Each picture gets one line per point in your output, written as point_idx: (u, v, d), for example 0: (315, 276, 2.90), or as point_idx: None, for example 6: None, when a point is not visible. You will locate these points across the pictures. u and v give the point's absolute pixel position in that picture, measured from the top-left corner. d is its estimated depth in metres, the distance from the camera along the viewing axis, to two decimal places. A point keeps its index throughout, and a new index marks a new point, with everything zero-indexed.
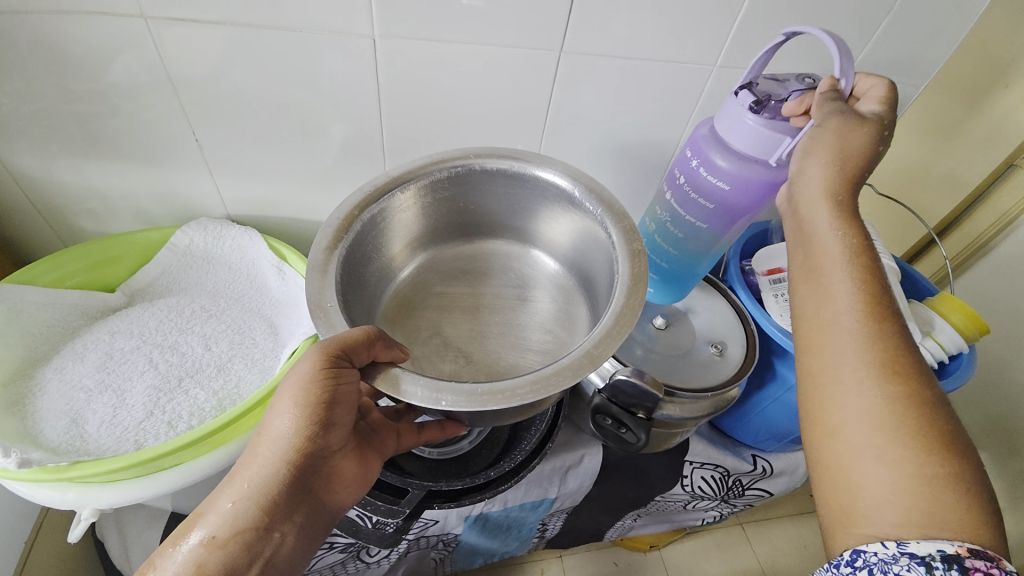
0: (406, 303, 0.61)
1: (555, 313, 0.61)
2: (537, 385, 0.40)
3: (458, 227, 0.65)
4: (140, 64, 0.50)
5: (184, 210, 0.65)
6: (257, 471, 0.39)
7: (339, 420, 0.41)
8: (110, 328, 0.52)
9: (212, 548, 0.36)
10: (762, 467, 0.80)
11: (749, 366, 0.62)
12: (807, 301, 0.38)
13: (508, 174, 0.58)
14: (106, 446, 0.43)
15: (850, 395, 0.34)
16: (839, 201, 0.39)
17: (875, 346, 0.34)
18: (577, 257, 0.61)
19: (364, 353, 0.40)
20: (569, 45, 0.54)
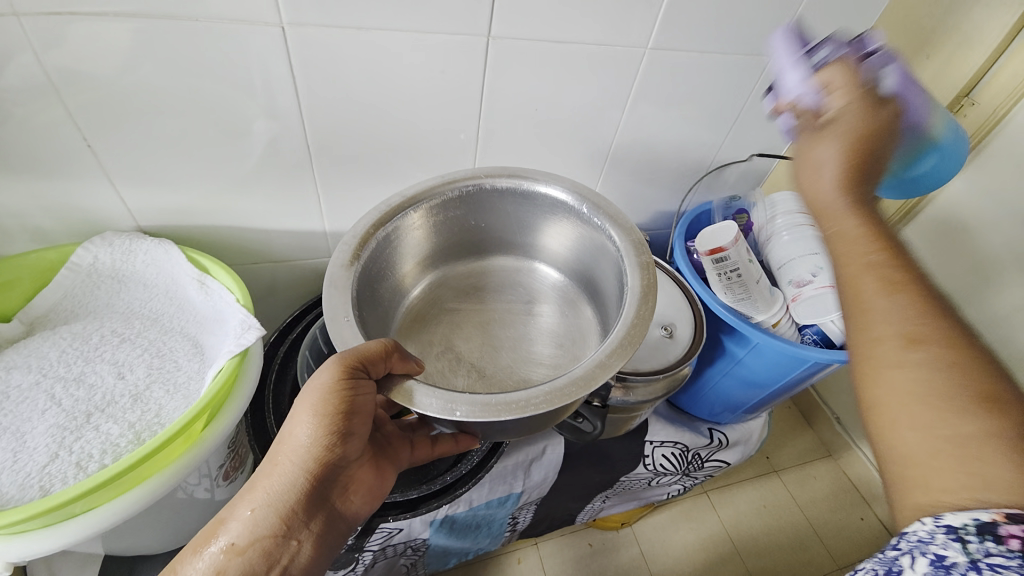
0: (419, 318, 0.61)
1: (562, 325, 0.62)
2: (551, 395, 0.40)
3: (468, 245, 0.65)
4: (18, 67, 0.44)
5: (84, 226, 0.58)
6: (276, 480, 0.38)
7: (357, 430, 0.40)
8: (3, 364, 0.46)
9: (232, 555, 0.35)
10: (719, 439, 0.83)
11: (698, 345, 0.63)
12: (847, 280, 0.39)
13: (517, 193, 0.58)
14: (6, 497, 0.38)
15: (893, 375, 0.34)
16: (851, 192, 0.40)
17: (899, 322, 0.35)
18: (582, 270, 0.62)
19: (381, 365, 0.40)
20: (495, 29, 0.52)
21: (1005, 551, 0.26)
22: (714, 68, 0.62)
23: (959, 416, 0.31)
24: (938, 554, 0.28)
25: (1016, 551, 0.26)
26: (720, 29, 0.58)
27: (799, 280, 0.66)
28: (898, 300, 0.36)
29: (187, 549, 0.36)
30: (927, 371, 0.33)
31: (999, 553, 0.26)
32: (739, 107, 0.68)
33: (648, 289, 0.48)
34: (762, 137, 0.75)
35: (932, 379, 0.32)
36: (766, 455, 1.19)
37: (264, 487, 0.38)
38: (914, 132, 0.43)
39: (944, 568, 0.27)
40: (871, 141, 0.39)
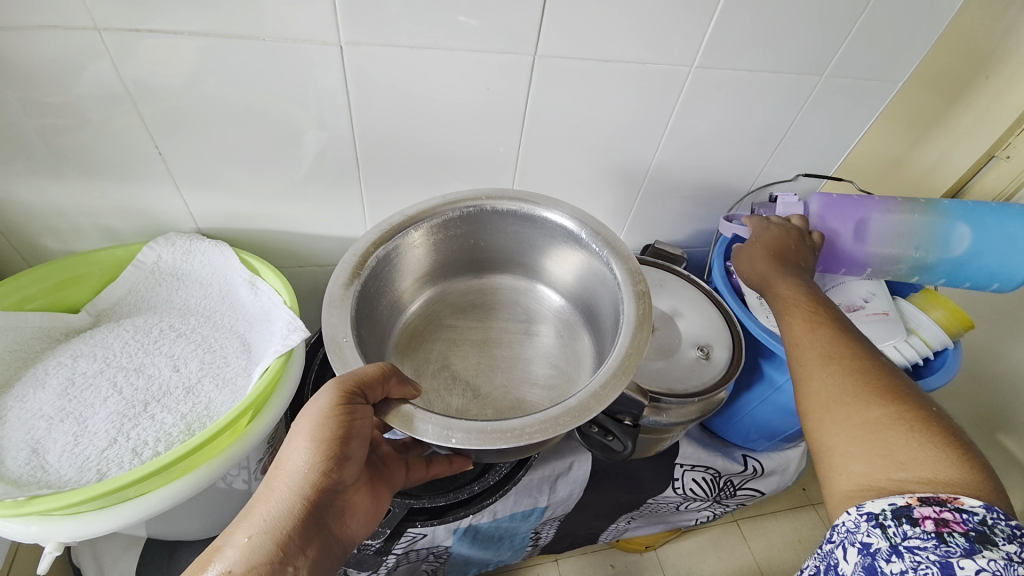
0: (417, 335, 0.61)
1: (559, 348, 0.62)
2: (545, 424, 0.40)
3: (470, 263, 0.65)
4: (101, 78, 0.48)
5: (149, 225, 0.62)
6: (273, 506, 0.38)
7: (353, 454, 0.41)
8: (73, 352, 0.50)
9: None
10: (753, 468, 0.80)
11: (736, 367, 0.61)
12: (782, 319, 0.49)
13: (517, 216, 0.59)
14: (66, 477, 0.41)
15: (815, 379, 0.42)
16: (776, 262, 0.55)
17: (814, 341, 0.44)
18: (579, 293, 0.62)
19: (378, 389, 0.41)
20: (539, 48, 0.53)
21: (920, 533, 0.30)
22: (761, 87, 0.61)
23: (866, 405, 0.38)
24: (863, 542, 0.32)
25: (928, 531, 0.30)
26: (766, 48, 0.57)
27: (849, 304, 0.65)
28: (817, 328, 0.45)
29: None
30: (839, 374, 0.41)
31: (916, 536, 0.30)
32: (786, 126, 0.67)
33: (642, 320, 0.48)
34: (807, 157, 0.73)
35: (843, 378, 0.40)
36: (803, 486, 1.14)
37: (260, 513, 0.38)
38: (863, 214, 0.62)
39: (871, 555, 0.32)
40: (779, 235, 0.58)
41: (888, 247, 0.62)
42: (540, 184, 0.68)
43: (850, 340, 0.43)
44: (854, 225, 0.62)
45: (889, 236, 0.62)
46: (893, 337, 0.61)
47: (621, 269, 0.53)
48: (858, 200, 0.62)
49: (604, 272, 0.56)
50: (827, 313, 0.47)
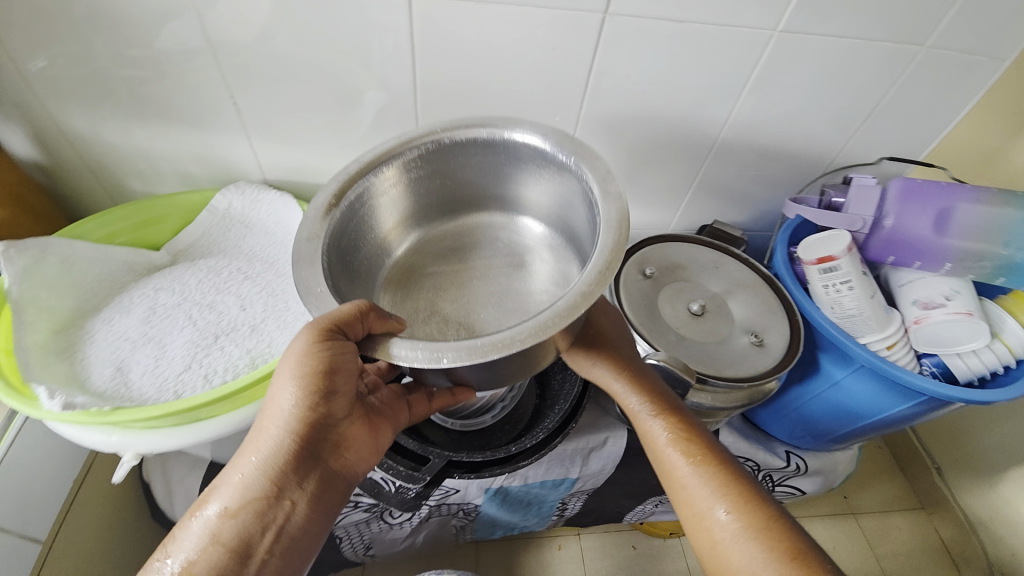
0: (401, 285, 0.57)
1: (551, 278, 0.58)
2: (536, 329, 0.37)
3: (443, 205, 0.60)
4: (185, 31, 0.50)
5: (222, 173, 0.65)
6: (263, 444, 0.39)
7: (340, 388, 0.41)
8: (154, 285, 0.54)
9: (226, 517, 0.37)
10: (796, 465, 0.77)
11: (792, 358, 0.59)
12: (663, 460, 0.46)
13: (480, 143, 0.53)
14: (147, 394, 0.45)
15: (726, 540, 0.40)
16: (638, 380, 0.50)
17: (706, 486, 0.43)
18: (556, 214, 0.58)
19: (358, 326, 0.38)
20: (612, 6, 0.50)
21: None
22: (851, 57, 0.56)
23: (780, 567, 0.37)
24: None
25: None
26: (862, 12, 0.52)
27: (926, 301, 0.60)
28: (698, 474, 0.43)
29: (184, 517, 0.38)
30: (744, 531, 0.39)
31: None
32: (873, 103, 0.61)
33: (619, 221, 0.43)
34: (895, 139, 0.67)
35: (752, 537, 0.39)
36: (846, 494, 0.99)
37: (253, 453, 0.39)
38: (953, 199, 0.58)
39: None
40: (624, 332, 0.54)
41: (976, 239, 0.58)
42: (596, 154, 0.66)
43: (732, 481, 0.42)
44: (934, 215, 0.59)
45: (972, 229, 0.58)
46: (981, 338, 0.56)
47: (583, 162, 0.49)
48: (944, 184, 0.59)
49: (569, 173, 0.52)
50: (702, 440, 0.46)
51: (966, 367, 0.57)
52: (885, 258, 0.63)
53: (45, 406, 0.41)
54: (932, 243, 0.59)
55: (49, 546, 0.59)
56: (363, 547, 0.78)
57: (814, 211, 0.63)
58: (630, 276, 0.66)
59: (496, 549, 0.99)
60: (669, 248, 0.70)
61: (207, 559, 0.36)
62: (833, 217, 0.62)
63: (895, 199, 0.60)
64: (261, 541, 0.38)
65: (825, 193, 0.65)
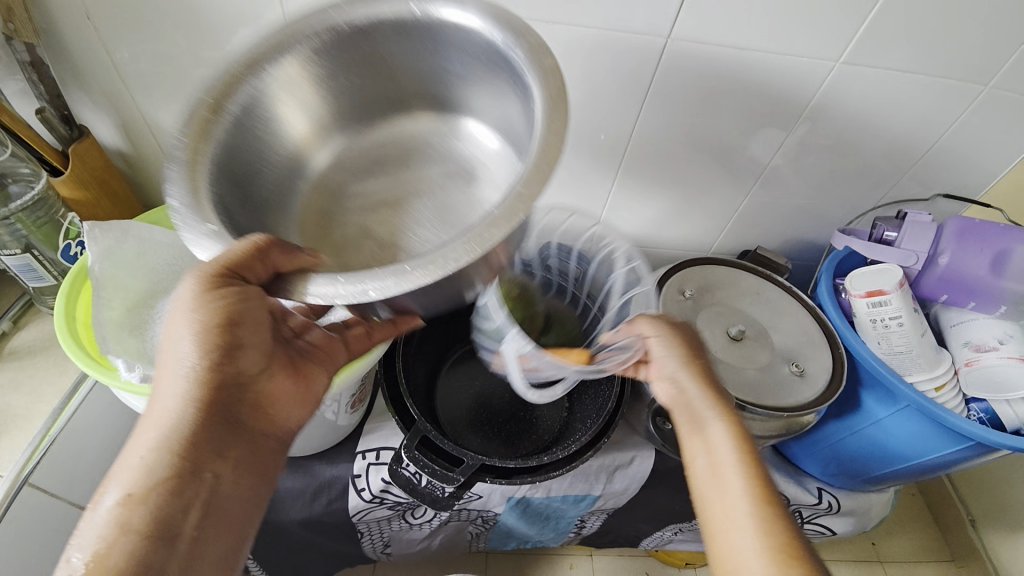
0: (323, 208, 0.50)
1: (491, 191, 0.50)
2: (468, 240, 0.34)
3: (360, 109, 0.51)
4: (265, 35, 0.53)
5: None
6: (166, 417, 0.38)
7: (246, 341, 0.41)
8: None
9: (133, 504, 0.36)
10: (828, 503, 0.75)
11: (835, 391, 0.58)
12: (696, 435, 0.44)
13: (392, 27, 0.45)
14: None
15: (736, 530, 0.38)
16: (695, 361, 0.47)
17: (739, 478, 0.40)
18: (495, 115, 0.50)
19: (258, 266, 0.37)
20: (675, 31, 0.52)
21: None
22: (912, 91, 0.56)
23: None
24: None
25: None
26: (928, 46, 0.52)
27: (979, 343, 0.58)
28: (732, 464, 0.41)
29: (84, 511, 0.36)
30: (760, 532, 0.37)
31: None
32: (933, 139, 0.61)
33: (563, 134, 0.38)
34: (954, 177, 0.65)
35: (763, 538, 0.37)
36: (873, 539, 0.95)
37: (157, 430, 0.38)
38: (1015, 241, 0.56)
39: None
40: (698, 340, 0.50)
41: None
42: (642, 172, 0.67)
43: (785, 530, 0.37)
44: (992, 255, 0.57)
45: None
46: None
47: (509, 42, 0.42)
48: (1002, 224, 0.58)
49: (498, 65, 0.45)
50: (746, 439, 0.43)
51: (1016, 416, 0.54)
52: (936, 296, 0.62)
53: (124, 377, 0.44)
54: (988, 284, 0.58)
55: None
56: (381, 545, 0.79)
57: (866, 244, 0.62)
58: (671, 296, 0.66)
59: (508, 561, 0.98)
60: (710, 271, 0.70)
61: (122, 548, 0.34)
62: (886, 251, 0.61)
63: (950, 237, 0.59)
64: (186, 520, 0.37)
65: (876, 227, 0.63)
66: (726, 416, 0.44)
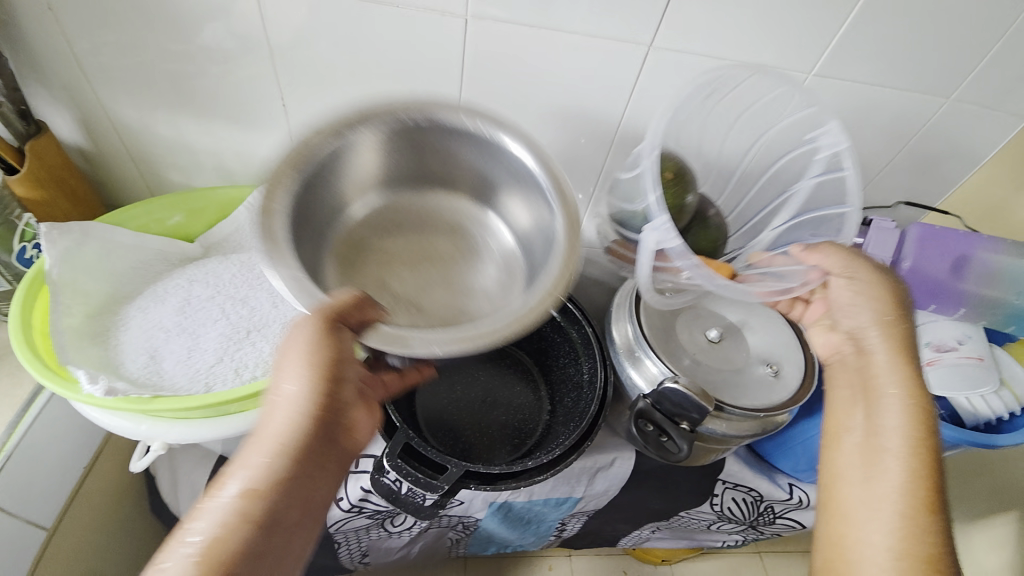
0: (349, 250, 0.50)
1: (497, 276, 0.51)
2: (515, 322, 0.40)
3: (417, 175, 0.53)
4: (238, 30, 0.52)
5: (261, 172, 0.66)
6: (281, 423, 0.35)
7: (354, 373, 0.38)
8: (188, 275, 0.55)
9: (252, 497, 0.33)
10: (799, 498, 0.77)
11: (805, 393, 0.60)
12: (869, 405, 0.44)
13: (466, 130, 0.49)
14: (180, 385, 0.46)
15: (873, 495, 0.40)
16: (899, 329, 0.45)
17: (908, 460, 0.40)
18: (519, 219, 0.53)
19: (354, 316, 0.38)
20: (657, 40, 0.53)
21: None
22: (879, 103, 0.59)
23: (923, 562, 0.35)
24: None
25: None
26: (892, 61, 0.54)
27: (939, 343, 0.61)
28: (904, 446, 0.40)
29: (201, 496, 0.34)
30: (910, 515, 0.37)
31: None
32: (897, 149, 0.64)
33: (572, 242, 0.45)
34: (916, 185, 0.69)
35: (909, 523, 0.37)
36: None
37: (273, 436, 0.35)
38: (974, 247, 0.60)
39: None
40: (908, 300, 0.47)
41: (989, 287, 0.61)
42: None
43: (932, 534, 0.36)
44: (953, 261, 0.61)
45: (985, 278, 0.61)
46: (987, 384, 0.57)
47: (543, 164, 0.48)
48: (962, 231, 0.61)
49: (528, 176, 0.50)
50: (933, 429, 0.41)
51: (973, 410, 0.58)
52: None
53: (85, 390, 0.41)
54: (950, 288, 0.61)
55: (50, 538, 0.58)
56: (358, 554, 0.77)
57: None
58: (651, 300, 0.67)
59: (487, 566, 0.98)
60: None
61: (235, 536, 0.32)
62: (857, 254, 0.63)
63: (913, 244, 0.62)
64: (289, 517, 0.34)
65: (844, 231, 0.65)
66: (916, 396, 0.42)
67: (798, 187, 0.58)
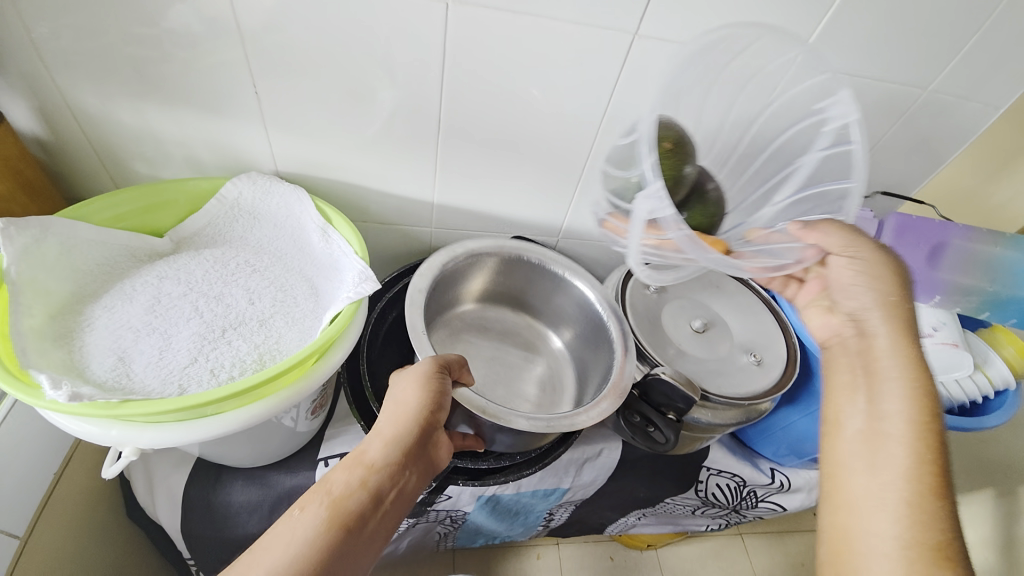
0: (450, 336, 0.70)
1: (544, 380, 0.71)
2: (550, 425, 0.53)
3: (512, 296, 0.75)
4: (204, 12, 0.49)
5: (235, 164, 0.63)
6: (394, 423, 0.43)
7: (448, 406, 0.47)
8: (158, 272, 0.52)
9: (369, 471, 0.40)
10: (780, 481, 0.78)
11: (789, 379, 0.61)
12: (870, 388, 0.42)
13: (554, 275, 0.70)
14: (151, 387, 0.44)
15: (873, 480, 0.38)
16: (896, 309, 0.43)
17: (909, 443, 0.38)
18: (574, 343, 0.73)
19: (456, 371, 0.50)
20: (642, 27, 0.52)
21: None
22: (860, 93, 0.59)
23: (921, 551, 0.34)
24: None
25: None
26: (874, 52, 0.55)
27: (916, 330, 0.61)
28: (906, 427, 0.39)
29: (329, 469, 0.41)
30: (910, 501, 0.36)
31: None
32: (876, 139, 0.64)
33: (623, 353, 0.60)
34: (894, 176, 0.70)
35: (909, 510, 0.35)
36: None
37: (386, 431, 0.43)
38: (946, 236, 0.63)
39: None
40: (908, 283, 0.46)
41: (963, 275, 0.62)
42: None
43: (941, 519, 0.35)
44: (928, 249, 0.63)
45: (959, 267, 0.62)
46: (963, 368, 0.58)
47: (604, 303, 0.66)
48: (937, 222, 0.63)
49: (589, 312, 0.68)
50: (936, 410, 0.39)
51: (949, 395, 0.59)
52: None
53: (48, 396, 0.39)
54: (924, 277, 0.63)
55: (21, 546, 0.55)
56: None
57: None
58: (636, 291, 0.67)
59: (476, 557, 0.98)
60: None
61: (353, 500, 0.39)
62: None
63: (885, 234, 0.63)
64: (387, 496, 0.40)
65: None
66: (918, 377, 0.40)
67: (802, 162, 0.56)
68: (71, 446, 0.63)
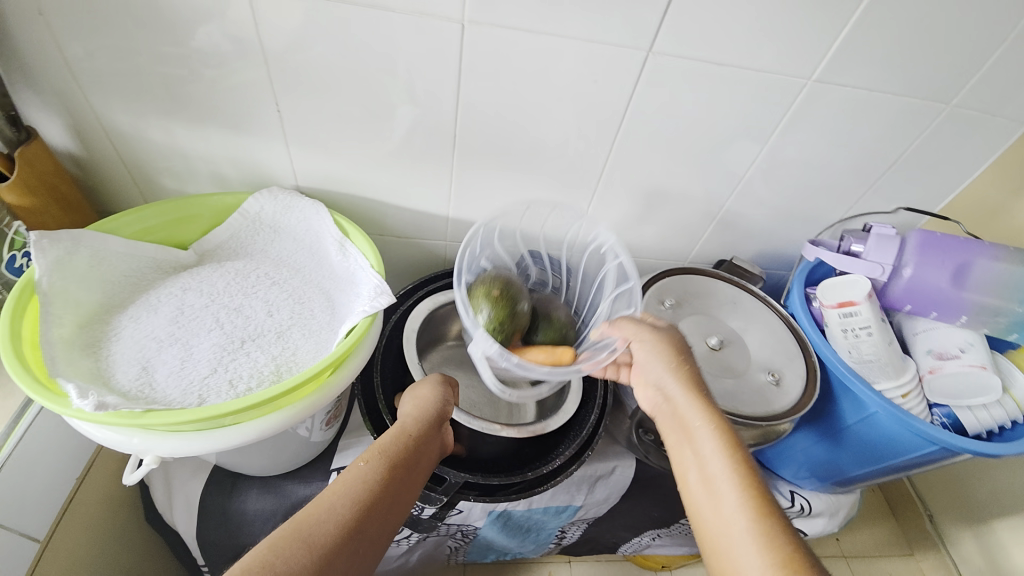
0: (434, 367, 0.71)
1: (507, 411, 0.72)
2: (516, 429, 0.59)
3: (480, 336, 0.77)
4: (229, 33, 0.51)
5: (257, 179, 0.65)
6: (419, 407, 0.52)
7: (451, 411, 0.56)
8: (182, 284, 0.54)
9: (406, 435, 0.48)
10: (801, 505, 0.75)
11: (809, 400, 0.60)
12: (686, 439, 0.46)
13: None
14: (171, 397, 0.45)
15: (723, 523, 0.40)
16: (675, 366, 0.50)
17: (732, 481, 0.42)
18: None
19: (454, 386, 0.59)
20: (657, 45, 0.52)
21: None
22: (878, 109, 0.58)
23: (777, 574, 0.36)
24: None
25: None
26: (892, 67, 0.54)
27: (942, 351, 0.61)
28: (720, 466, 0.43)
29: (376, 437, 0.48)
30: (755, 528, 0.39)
31: None
32: (896, 155, 0.63)
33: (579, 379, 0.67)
34: (917, 191, 0.68)
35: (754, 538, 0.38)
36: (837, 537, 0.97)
37: (413, 412, 0.51)
38: (977, 253, 0.60)
39: None
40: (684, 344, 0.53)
41: (991, 293, 0.60)
42: (623, 186, 0.68)
43: (777, 531, 0.38)
44: (954, 268, 0.60)
45: (988, 285, 0.60)
46: (991, 393, 0.57)
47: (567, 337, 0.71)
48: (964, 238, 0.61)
49: None
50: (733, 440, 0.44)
51: (976, 420, 0.57)
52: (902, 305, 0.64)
53: (75, 405, 0.40)
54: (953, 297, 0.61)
55: (40, 552, 0.57)
56: None
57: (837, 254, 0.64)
58: (651, 308, 0.67)
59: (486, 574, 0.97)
60: (688, 280, 0.71)
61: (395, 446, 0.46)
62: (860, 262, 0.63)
63: (912, 252, 0.61)
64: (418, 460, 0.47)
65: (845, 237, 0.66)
66: (712, 418, 0.46)
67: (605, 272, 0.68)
68: (94, 452, 0.65)
